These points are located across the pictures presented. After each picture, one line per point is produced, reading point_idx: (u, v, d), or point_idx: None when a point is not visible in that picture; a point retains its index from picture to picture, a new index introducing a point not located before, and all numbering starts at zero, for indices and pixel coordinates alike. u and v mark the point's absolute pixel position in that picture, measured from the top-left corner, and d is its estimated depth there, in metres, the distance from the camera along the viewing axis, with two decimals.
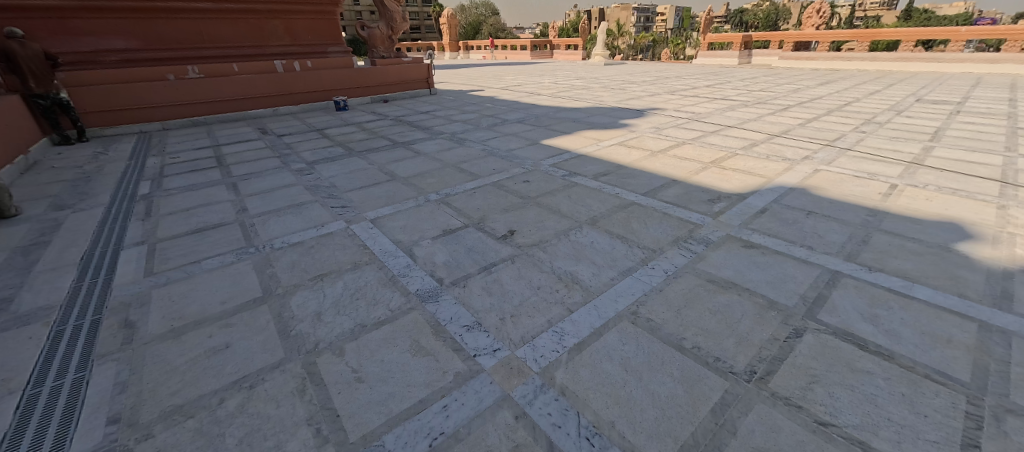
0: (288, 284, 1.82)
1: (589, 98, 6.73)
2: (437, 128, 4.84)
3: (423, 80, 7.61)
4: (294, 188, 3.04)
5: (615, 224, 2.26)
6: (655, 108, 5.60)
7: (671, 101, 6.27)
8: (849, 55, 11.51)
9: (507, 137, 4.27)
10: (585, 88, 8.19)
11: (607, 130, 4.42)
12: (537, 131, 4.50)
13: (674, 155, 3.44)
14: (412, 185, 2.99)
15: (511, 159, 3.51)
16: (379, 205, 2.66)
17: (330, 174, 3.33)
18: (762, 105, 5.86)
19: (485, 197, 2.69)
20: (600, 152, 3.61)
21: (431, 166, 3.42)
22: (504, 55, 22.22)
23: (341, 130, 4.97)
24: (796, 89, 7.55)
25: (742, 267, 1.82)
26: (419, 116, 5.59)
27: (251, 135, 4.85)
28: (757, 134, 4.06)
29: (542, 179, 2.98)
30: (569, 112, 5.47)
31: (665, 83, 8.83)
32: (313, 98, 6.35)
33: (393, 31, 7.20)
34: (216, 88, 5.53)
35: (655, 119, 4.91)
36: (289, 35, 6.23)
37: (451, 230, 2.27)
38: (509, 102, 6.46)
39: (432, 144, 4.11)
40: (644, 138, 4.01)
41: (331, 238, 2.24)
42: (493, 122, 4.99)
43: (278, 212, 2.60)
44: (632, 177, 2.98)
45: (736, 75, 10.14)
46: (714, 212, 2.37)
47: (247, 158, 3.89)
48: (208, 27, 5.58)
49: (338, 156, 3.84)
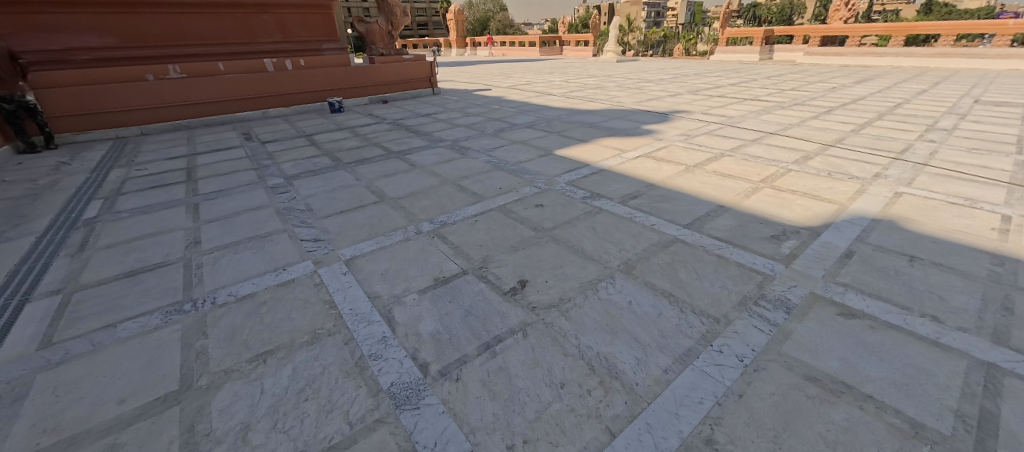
0: (217, 369, 1.33)
1: (605, 99, 6.17)
2: (437, 134, 4.32)
3: (425, 78, 7.10)
4: (264, 211, 2.56)
5: (658, 274, 1.73)
6: (681, 111, 5.02)
7: (697, 102, 5.70)
8: (880, 51, 10.75)
9: (515, 145, 3.74)
10: (599, 87, 7.62)
11: (630, 138, 3.88)
12: (549, 138, 3.96)
13: (714, 171, 2.90)
14: (402, 209, 2.49)
15: (521, 174, 2.99)
16: (359, 237, 2.16)
17: (308, 193, 2.85)
18: (800, 106, 5.26)
19: (489, 229, 2.18)
20: (625, 166, 3.08)
21: (427, 183, 2.92)
22: (512, 52, 21.67)
23: (333, 135, 4.50)
24: (833, 88, 6.90)
25: (849, 353, 1.29)
26: (419, 119, 5.09)
27: (234, 142, 4.40)
28: (807, 144, 3.49)
29: (558, 203, 2.47)
30: (584, 115, 4.93)
31: (685, 81, 8.24)
32: (307, 99, 5.89)
33: (394, 26, 6.70)
34: (200, 89, 5.09)
35: (682, 124, 4.36)
36: (280, 31, 5.76)
37: (445, 279, 1.76)
38: (517, 103, 5.93)
39: (431, 154, 3.61)
40: (674, 148, 3.47)
41: (291, 288, 1.74)
42: (501, 127, 4.47)
43: (236, 246, 2.12)
44: (669, 200, 2.45)
45: (761, 73, 9.46)
46: (784, 256, 1.84)
47: (221, 171, 3.43)
48: (190, 23, 5.13)
49: (323, 170, 3.35)
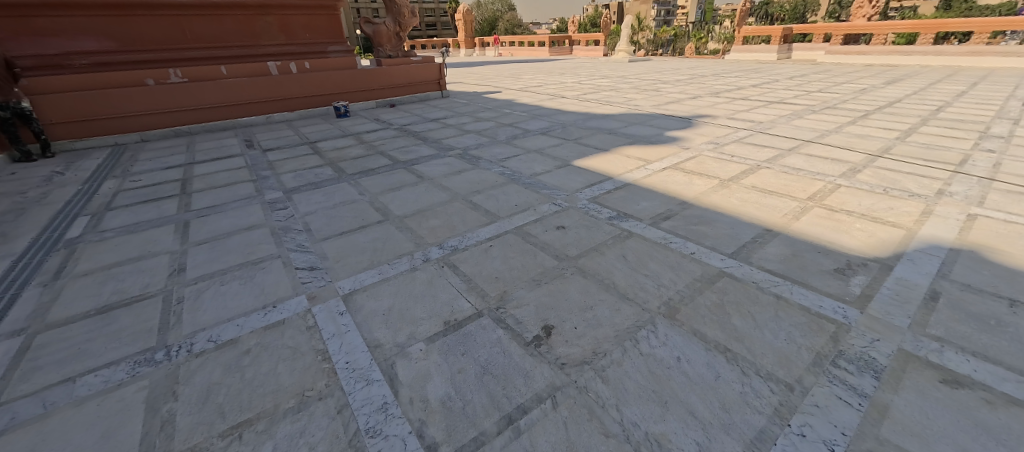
0: (184, 446, 1.09)
1: (621, 102, 5.88)
2: (446, 141, 4.09)
3: (434, 81, 6.88)
4: (257, 231, 2.34)
5: (708, 319, 1.46)
6: (704, 115, 4.72)
7: (719, 105, 5.39)
8: (907, 49, 10.29)
9: (530, 155, 3.49)
10: (613, 89, 7.33)
11: (653, 146, 3.60)
12: (565, 146, 3.70)
13: (753, 186, 2.62)
14: (409, 231, 2.26)
15: (538, 189, 2.74)
16: (360, 266, 1.92)
17: (308, 210, 2.62)
18: (831, 110, 4.93)
19: (506, 257, 1.93)
20: (652, 180, 2.81)
21: (436, 199, 2.68)
22: (521, 52, 21.41)
23: (337, 142, 4.29)
24: (862, 89, 6.52)
25: (973, 443, 1.00)
26: (427, 125, 4.87)
27: (235, 150, 4.21)
28: (851, 154, 3.18)
29: (581, 225, 2.21)
30: (601, 120, 4.66)
31: (703, 82, 7.91)
32: (312, 104, 5.71)
33: (401, 27, 6.47)
34: (202, 94, 4.93)
35: (708, 130, 4.07)
36: (284, 32, 5.57)
37: (457, 323, 1.51)
38: (530, 107, 5.68)
39: (439, 164, 3.37)
40: (704, 159, 3.18)
41: (279, 333, 1.51)
42: (513, 134, 4.22)
43: (223, 276, 1.90)
44: (707, 222, 2.18)
45: (782, 73, 9.07)
46: (855, 298, 1.56)
47: (217, 182, 3.23)
48: (192, 25, 4.96)
49: (325, 182, 3.13)
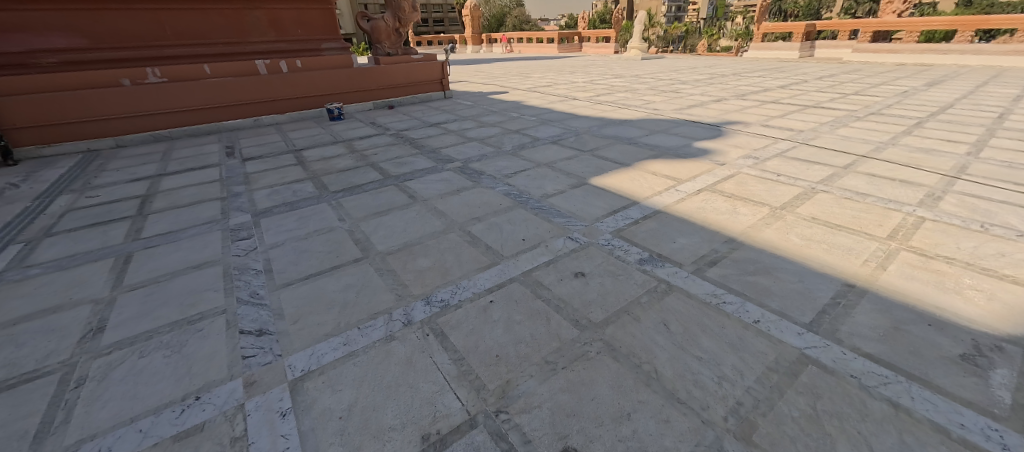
0: None
1: (638, 105, 5.39)
2: (445, 151, 3.65)
3: (436, 80, 6.43)
4: (207, 271, 1.92)
5: (802, 448, 1.00)
6: (735, 122, 4.23)
7: (749, 110, 4.88)
8: (943, 48, 9.61)
9: (539, 170, 3.04)
10: (629, 90, 6.83)
11: (682, 160, 3.13)
12: (580, 159, 3.25)
13: (813, 217, 2.15)
14: (392, 275, 1.82)
15: (550, 216, 2.30)
16: (322, 332, 1.49)
17: (275, 240, 2.20)
18: (877, 117, 4.40)
19: (511, 321, 1.49)
20: (687, 206, 2.35)
21: (429, 227, 2.24)
22: (530, 49, 20.90)
23: (326, 150, 3.88)
24: (904, 92, 5.95)
25: None
26: (427, 130, 4.43)
27: (214, 158, 3.81)
28: (921, 175, 2.68)
29: (606, 273, 1.75)
30: (619, 127, 4.18)
31: (725, 82, 7.37)
32: (304, 105, 5.31)
33: (402, 23, 6.02)
34: (183, 95, 4.54)
35: (743, 140, 3.58)
36: (274, 28, 5.15)
37: (439, 440, 1.07)
38: (539, 110, 5.21)
39: (435, 181, 2.94)
40: (744, 178, 2.71)
41: (191, 449, 1.07)
42: (521, 143, 3.77)
43: (147, 342, 1.48)
44: (767, 271, 1.72)
45: (809, 73, 8.47)
46: (1010, 411, 1.08)
47: (181, 200, 2.82)
48: (173, 21, 4.56)
49: (302, 201, 2.71)
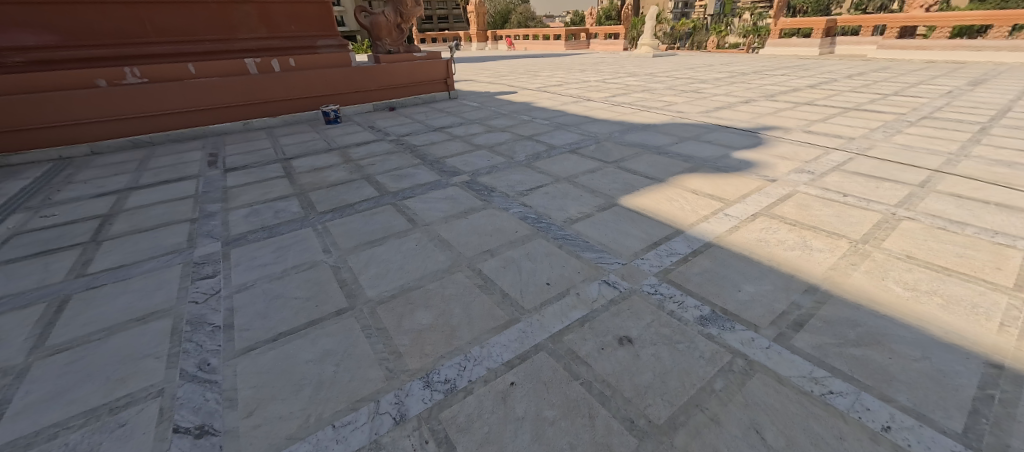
0: None
1: (660, 107, 4.97)
2: (450, 162, 3.24)
3: (440, 80, 6.02)
4: (154, 326, 1.53)
5: None
6: (773, 128, 3.79)
7: (784, 113, 4.44)
8: (975, 44, 9.02)
9: (559, 186, 2.63)
10: (646, 90, 6.39)
11: (724, 174, 2.71)
12: (605, 172, 2.83)
13: (908, 257, 1.72)
14: (382, 337, 1.42)
15: (578, 250, 1.89)
16: (283, 433, 1.09)
17: (244, 279, 1.81)
18: (930, 121, 3.94)
19: (540, 421, 1.08)
20: (745, 237, 1.93)
21: (430, 265, 1.84)
22: (536, 46, 20.43)
23: (319, 159, 3.49)
24: (949, 92, 5.47)
25: None
26: (430, 136, 4.03)
27: (194, 168, 3.43)
28: (1018, 196, 2.24)
29: (660, 340, 1.34)
30: (643, 133, 3.76)
31: (749, 81, 6.91)
32: (297, 107, 4.93)
33: (404, 18, 5.60)
34: (165, 97, 4.17)
35: (788, 149, 3.14)
36: (265, 24, 4.74)
37: None
38: (552, 112, 4.80)
39: (439, 200, 2.54)
40: (804, 199, 2.29)
41: None
42: (535, 151, 3.36)
43: (47, 445, 1.09)
44: (875, 341, 1.30)
45: (836, 71, 7.97)
46: None
47: (146, 221, 2.44)
48: (153, 16, 4.16)
49: (284, 225, 2.32)
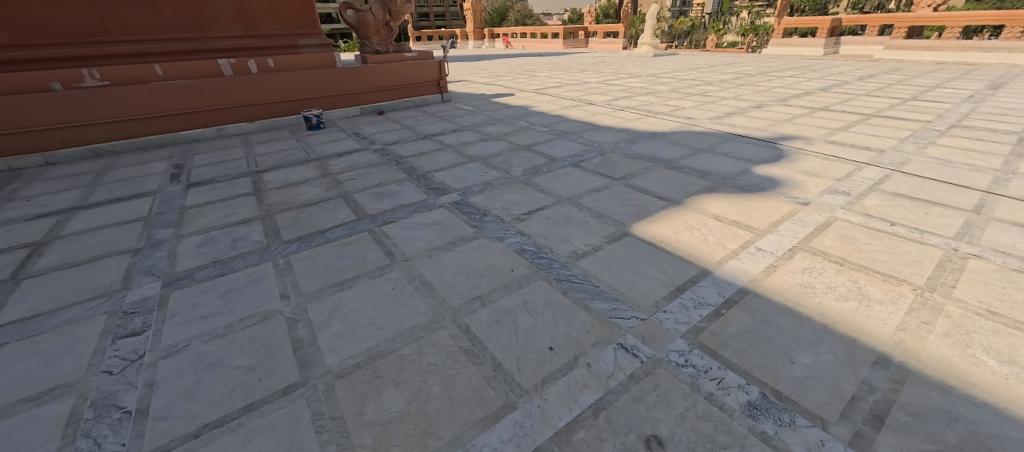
0: None
1: (667, 112, 4.65)
2: (439, 177, 2.91)
3: (433, 81, 5.68)
4: (46, 412, 1.19)
5: None
6: (793, 138, 3.48)
7: (801, 120, 4.12)
8: (988, 44, 8.69)
9: (561, 209, 2.30)
10: (650, 92, 6.06)
11: (747, 194, 2.40)
12: (612, 192, 2.51)
13: (992, 313, 1.40)
14: (336, 434, 1.08)
15: (586, 299, 1.56)
16: None
17: (177, 337, 1.47)
18: (962, 130, 3.63)
19: None
20: (786, 281, 1.61)
21: (406, 318, 1.51)
22: (533, 45, 20.09)
23: (294, 172, 3.15)
24: (971, 96, 5.17)
25: None
26: (419, 145, 3.69)
27: (153, 182, 3.08)
28: None
29: (700, 442, 1.02)
30: (652, 143, 3.43)
31: (758, 83, 6.59)
32: (277, 112, 4.58)
33: (393, 16, 5.24)
34: (128, 102, 3.81)
35: (814, 164, 2.84)
36: (241, 21, 4.37)
37: None
38: (552, 118, 4.47)
39: (423, 225, 2.21)
40: (846, 228, 1.98)
41: None
42: (533, 165, 3.03)
43: None
44: (984, 449, 0.97)
45: (846, 72, 7.65)
46: None
47: (81, 251, 2.10)
48: (115, 12, 3.80)
49: (240, 258, 1.98)
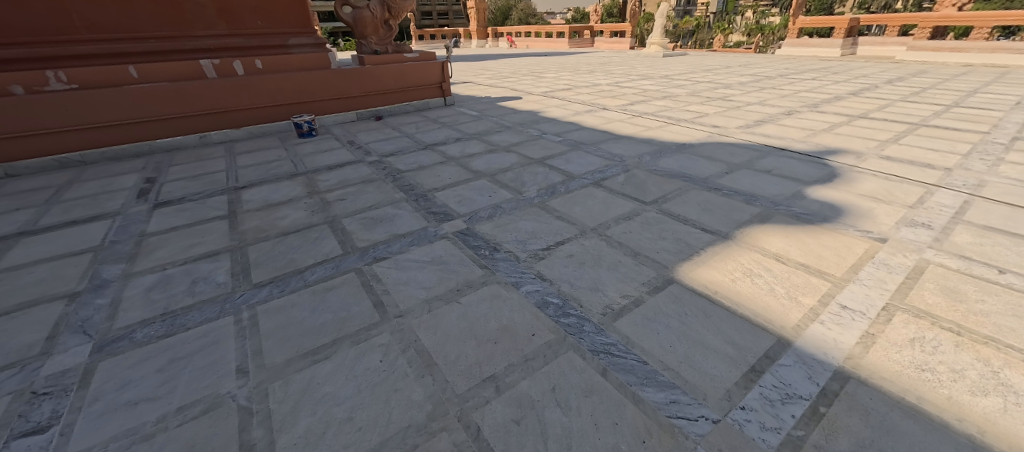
0: None
1: (690, 119, 4.26)
2: (441, 197, 2.53)
3: (435, 84, 5.30)
4: None
5: None
6: (839, 151, 3.09)
7: (841, 130, 3.72)
8: (1018, 45, 8.21)
9: (586, 244, 1.93)
10: (667, 96, 5.67)
11: (807, 225, 2.02)
12: (645, 221, 2.13)
13: None
14: None
15: (634, 385, 1.18)
16: None
17: (90, 439, 1.09)
18: None
19: None
20: (895, 361, 1.23)
21: (397, 413, 1.13)
22: (537, 44, 19.68)
23: (277, 188, 2.79)
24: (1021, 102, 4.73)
25: None
26: (418, 158, 3.31)
27: (117, 201, 2.72)
28: None
29: None
30: (680, 157, 3.05)
31: (781, 87, 6.18)
32: (265, 117, 4.21)
33: (392, 13, 4.85)
34: (98, 108, 3.44)
35: (875, 186, 2.45)
36: (225, 19, 3.98)
37: None
38: (564, 125, 4.10)
39: (422, 263, 1.84)
40: (945, 278, 1.59)
41: None
42: (549, 184, 2.65)
43: None
44: None
45: (871, 75, 7.22)
46: None
47: (7, 296, 1.74)
48: (82, 8, 3.41)
49: (196, 309, 1.61)
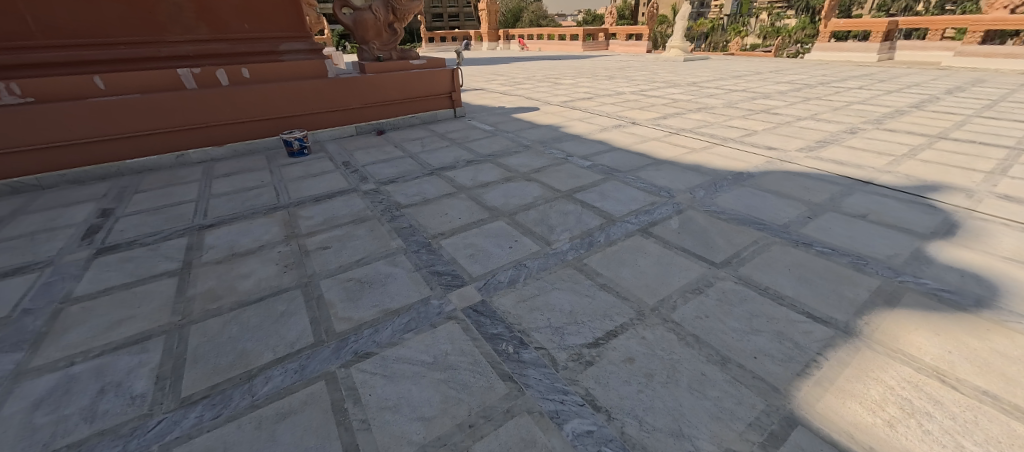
0: None
1: (738, 139, 3.68)
2: (447, 248, 2.00)
3: (444, 94, 4.80)
4: None
5: None
6: (942, 188, 2.49)
7: (927, 155, 3.11)
8: None
9: (647, 339, 1.38)
10: (702, 108, 5.08)
11: (957, 312, 1.44)
12: (722, 296, 1.57)
13: None
14: None
15: None
16: None
17: None
18: None
19: None
20: None
21: None
22: (550, 47, 19.05)
23: (252, 228, 2.29)
24: None
25: None
26: (422, 187, 2.78)
27: (57, 243, 2.23)
28: None
29: None
30: (742, 192, 2.49)
31: (828, 97, 5.55)
32: (252, 132, 3.74)
33: (397, 16, 4.35)
34: (56, 124, 2.98)
35: (1018, 244, 1.86)
36: (206, 21, 3.51)
37: None
38: (592, 145, 3.55)
39: (420, 369, 1.30)
40: None
41: None
42: (583, 230, 2.10)
43: None
44: None
45: (924, 84, 6.52)
46: None
47: None
48: (37, 9, 2.95)
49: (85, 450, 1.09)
